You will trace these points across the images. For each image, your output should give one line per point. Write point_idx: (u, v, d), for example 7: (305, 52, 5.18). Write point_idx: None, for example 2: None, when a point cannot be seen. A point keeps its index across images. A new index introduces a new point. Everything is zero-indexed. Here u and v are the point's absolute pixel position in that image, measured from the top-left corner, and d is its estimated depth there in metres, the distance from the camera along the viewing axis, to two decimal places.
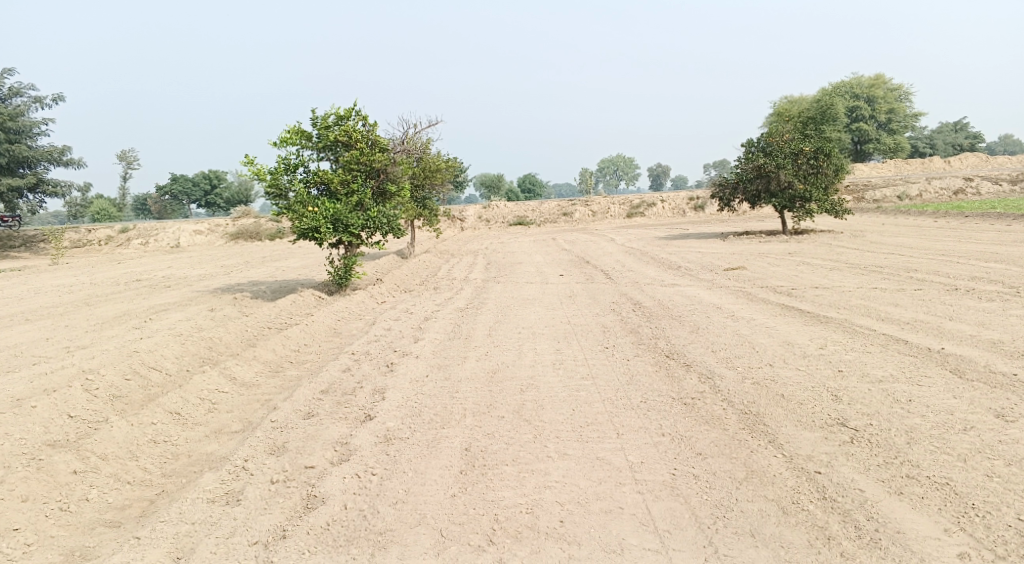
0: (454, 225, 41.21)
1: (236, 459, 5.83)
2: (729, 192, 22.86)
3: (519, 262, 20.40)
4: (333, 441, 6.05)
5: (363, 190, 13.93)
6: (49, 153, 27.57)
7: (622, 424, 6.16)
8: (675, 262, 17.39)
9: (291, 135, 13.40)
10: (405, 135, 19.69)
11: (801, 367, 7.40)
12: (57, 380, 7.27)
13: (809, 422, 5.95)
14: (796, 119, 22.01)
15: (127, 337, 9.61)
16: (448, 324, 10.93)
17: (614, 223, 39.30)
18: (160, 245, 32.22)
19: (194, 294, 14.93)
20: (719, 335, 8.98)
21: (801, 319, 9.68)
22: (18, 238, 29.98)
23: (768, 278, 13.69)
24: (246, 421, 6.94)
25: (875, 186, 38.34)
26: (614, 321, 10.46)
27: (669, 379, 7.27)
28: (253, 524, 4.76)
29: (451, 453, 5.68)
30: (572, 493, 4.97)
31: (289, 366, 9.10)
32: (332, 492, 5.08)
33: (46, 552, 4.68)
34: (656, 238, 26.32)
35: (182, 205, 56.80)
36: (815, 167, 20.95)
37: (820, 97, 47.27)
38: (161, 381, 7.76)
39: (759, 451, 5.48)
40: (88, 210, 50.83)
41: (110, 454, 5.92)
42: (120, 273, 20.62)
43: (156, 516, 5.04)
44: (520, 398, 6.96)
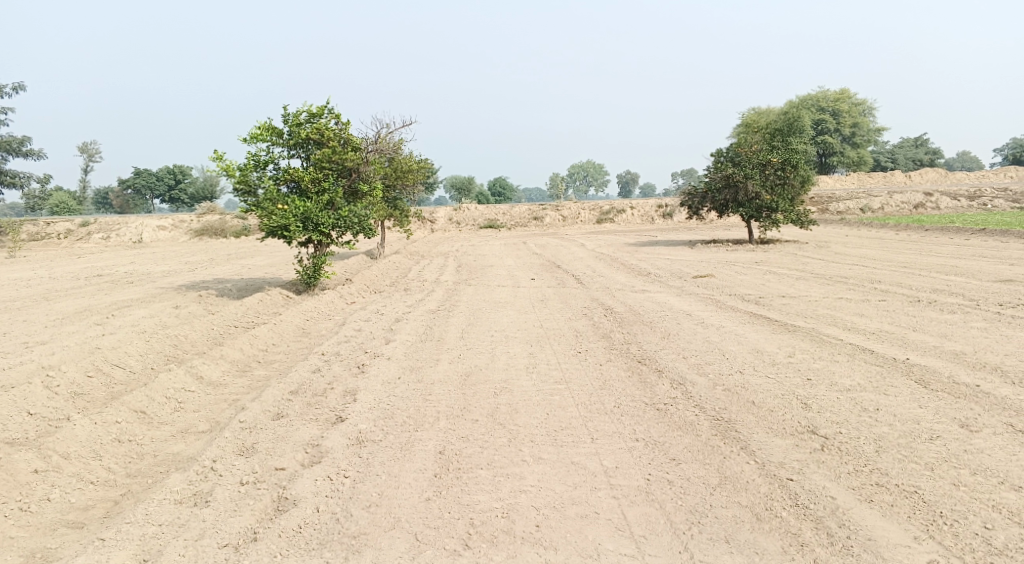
0: (424, 227, 40.98)
1: (204, 460, 5.68)
2: (697, 200, 23.11)
3: (491, 265, 20.32)
4: (304, 443, 5.93)
5: (335, 189, 13.75)
6: (7, 143, 26.65)
7: (596, 428, 6.17)
8: (646, 269, 17.55)
9: (261, 131, 13.16)
10: (378, 134, 19.51)
11: (770, 375, 7.51)
12: (15, 376, 7.01)
13: (780, 429, 6.03)
14: (764, 130, 22.37)
15: (89, 333, 9.32)
16: (420, 326, 10.83)
17: (584, 228, 39.48)
18: (122, 240, 31.39)
19: (158, 291, 14.56)
20: (690, 342, 9.08)
21: (770, 327, 9.83)
22: None
23: (736, 286, 13.89)
24: (214, 421, 6.78)
25: (840, 198, 39.29)
26: (586, 326, 10.49)
27: (642, 385, 7.31)
28: (223, 526, 4.63)
29: (425, 456, 5.61)
30: (548, 497, 4.95)
31: (257, 365, 8.92)
32: (304, 494, 4.98)
33: (5, 554, 4.49)
34: (626, 245, 26.52)
35: (145, 200, 55.44)
36: (782, 178, 21.37)
37: (787, 109, 48.20)
38: (125, 378, 7.53)
39: (733, 457, 5.54)
40: (45, 202, 49.41)
41: (72, 453, 5.72)
42: (79, 267, 20.01)
43: (121, 517, 4.88)
44: (494, 402, 6.93)
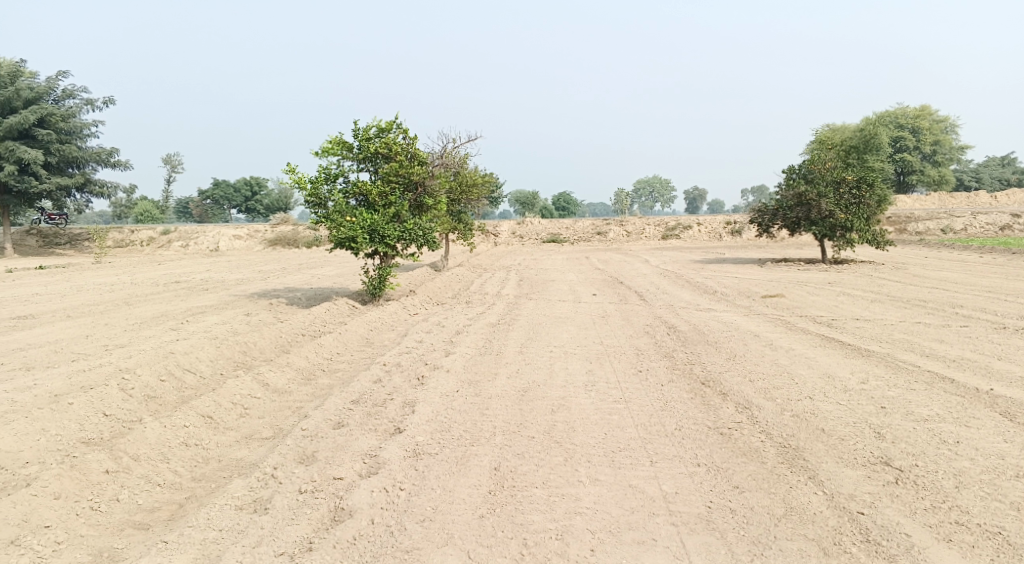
0: (488, 240, 41.32)
1: (266, 466, 5.83)
2: (768, 218, 22.38)
3: (553, 279, 20.25)
4: (362, 453, 6.00)
5: (401, 202, 14.01)
6: (97, 155, 28.42)
7: (656, 451, 6.00)
8: (712, 287, 17.11)
9: (333, 145, 13.59)
10: (444, 149, 19.80)
11: (841, 402, 7.13)
12: (94, 378, 7.38)
13: (850, 459, 5.71)
14: (839, 146, 21.51)
15: (165, 337, 9.76)
16: (480, 339, 10.85)
17: (648, 244, 38.86)
18: (200, 248, 32.97)
19: (231, 298, 15.18)
20: (757, 364, 8.75)
21: (842, 351, 9.37)
22: (65, 236, 30.97)
23: (807, 308, 13.35)
24: (278, 428, 6.96)
25: (918, 218, 37.39)
26: (649, 344, 10.28)
27: (705, 407, 7.08)
28: (280, 534, 4.72)
29: (480, 472, 5.58)
30: (604, 521, 4.82)
31: (321, 374, 9.12)
32: (359, 505, 5.02)
33: (75, 551, 4.71)
34: (692, 261, 26.00)
35: (223, 210, 58.16)
36: (857, 197, 20.51)
37: (862, 125, 46.32)
38: (195, 383, 7.85)
39: (799, 486, 5.27)
40: (132, 210, 52.60)
41: (142, 455, 5.97)
42: (160, 274, 21.10)
43: (184, 521, 5.04)
44: (551, 419, 6.85)
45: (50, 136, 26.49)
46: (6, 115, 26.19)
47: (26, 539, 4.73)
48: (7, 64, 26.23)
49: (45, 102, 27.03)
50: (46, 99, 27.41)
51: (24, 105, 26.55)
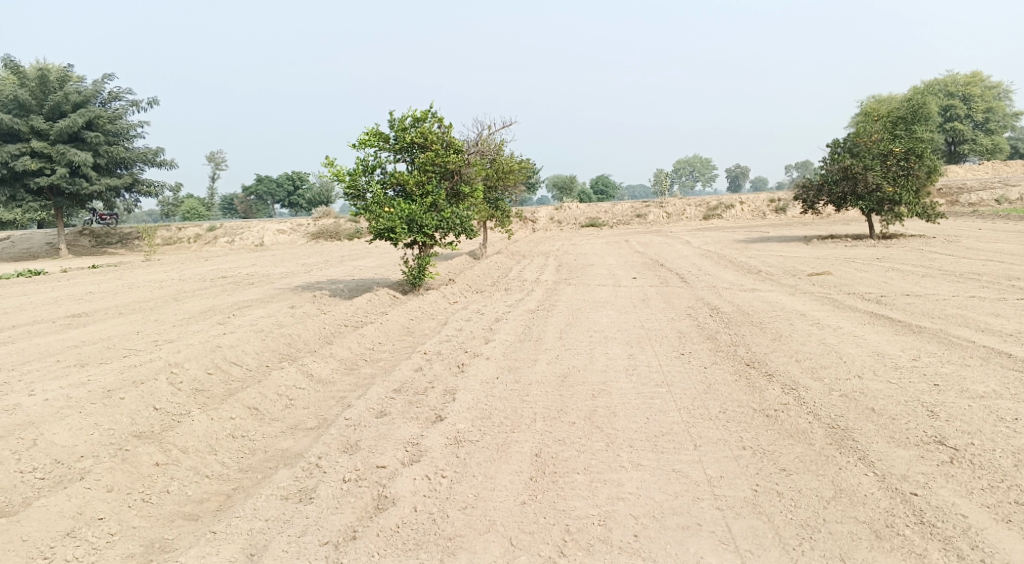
0: (526, 226, 41.21)
1: (310, 456, 5.94)
2: (813, 194, 21.71)
3: (592, 264, 20.09)
4: (404, 441, 6.06)
5: (438, 191, 14.04)
6: (143, 155, 29.24)
7: (699, 435, 5.89)
8: (756, 267, 16.72)
9: (369, 137, 13.67)
10: (479, 136, 19.75)
11: (892, 380, 6.88)
12: (145, 372, 7.63)
13: (902, 439, 5.51)
14: (885, 117, 20.67)
15: (212, 331, 10.02)
16: (519, 326, 10.83)
17: (689, 225, 38.20)
18: (246, 243, 33.74)
19: (275, 291, 15.49)
20: (803, 343, 8.52)
21: (892, 328, 9.04)
22: (116, 235, 32.04)
23: (854, 284, 12.93)
24: (322, 418, 7.08)
25: (972, 188, 35.83)
26: (691, 326, 10.10)
27: (749, 389, 6.92)
28: (325, 523, 4.80)
29: (521, 459, 5.56)
30: (647, 506, 4.76)
31: (363, 364, 9.24)
32: (402, 493, 5.07)
33: (128, 543, 4.89)
34: (734, 241, 25.45)
35: (267, 205, 59.39)
36: (906, 168, 19.69)
37: (910, 95, 44.55)
38: (242, 376, 8.04)
39: (849, 468, 5.11)
40: (179, 209, 54.11)
41: (190, 448, 6.14)
42: (207, 270, 21.66)
43: (232, 511, 5.18)
44: (591, 404, 6.79)
45: (98, 138, 27.33)
46: (57, 119, 27.13)
47: (81, 531, 4.92)
48: (55, 69, 27.11)
49: (92, 106, 27.90)
50: (93, 102, 28.27)
51: (72, 108, 27.44)
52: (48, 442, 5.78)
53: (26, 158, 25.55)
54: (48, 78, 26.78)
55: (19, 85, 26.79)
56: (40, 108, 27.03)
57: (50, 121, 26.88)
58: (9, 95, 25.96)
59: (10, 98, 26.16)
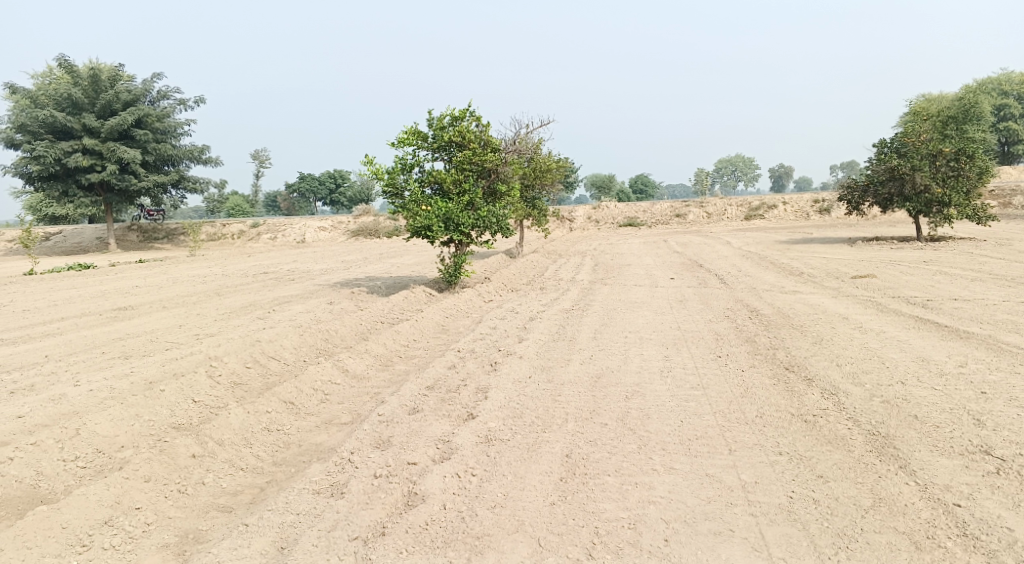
0: (564, 225, 41.06)
1: (343, 451, 6.00)
2: (858, 195, 21.08)
3: (629, 264, 19.89)
4: (435, 438, 6.08)
5: (475, 189, 14.06)
6: (190, 152, 30.03)
7: (735, 439, 5.76)
8: (797, 269, 16.30)
9: (408, 135, 13.78)
10: (517, 135, 19.72)
11: (937, 387, 6.63)
12: (186, 365, 7.82)
13: (946, 448, 5.30)
14: (934, 116, 20.02)
15: (252, 326, 10.22)
16: (554, 325, 10.78)
17: (729, 226, 37.51)
18: (287, 240, 34.39)
19: (314, 287, 15.74)
20: (845, 347, 8.27)
21: (938, 334, 8.72)
22: (163, 231, 33.00)
23: (900, 288, 12.52)
24: (356, 413, 7.15)
25: None
26: (728, 328, 9.90)
27: (788, 394, 6.74)
28: (354, 518, 4.84)
29: (551, 459, 5.53)
30: (678, 510, 4.68)
31: (398, 360, 9.31)
32: (432, 490, 5.08)
33: (163, 533, 5.02)
34: (776, 242, 24.92)
35: (309, 203, 60.51)
36: (956, 169, 19.11)
37: (963, 93, 43.02)
38: (279, 370, 8.18)
39: (889, 476, 4.94)
40: (224, 205, 55.47)
41: (226, 440, 6.28)
42: (249, 265, 22.14)
43: (264, 504, 5.27)
44: (624, 406, 6.71)
45: (146, 136, 28.15)
46: (108, 117, 28.07)
47: (119, 520, 5.08)
48: (107, 69, 28.04)
49: (141, 104, 28.76)
50: (143, 101, 29.15)
51: (123, 107, 28.34)
52: (90, 431, 5.97)
53: (78, 155, 26.50)
54: (100, 78, 27.71)
55: (73, 85, 27.80)
56: (92, 107, 28.00)
57: (101, 119, 27.82)
58: (63, 93, 26.96)
59: (64, 97, 27.16)
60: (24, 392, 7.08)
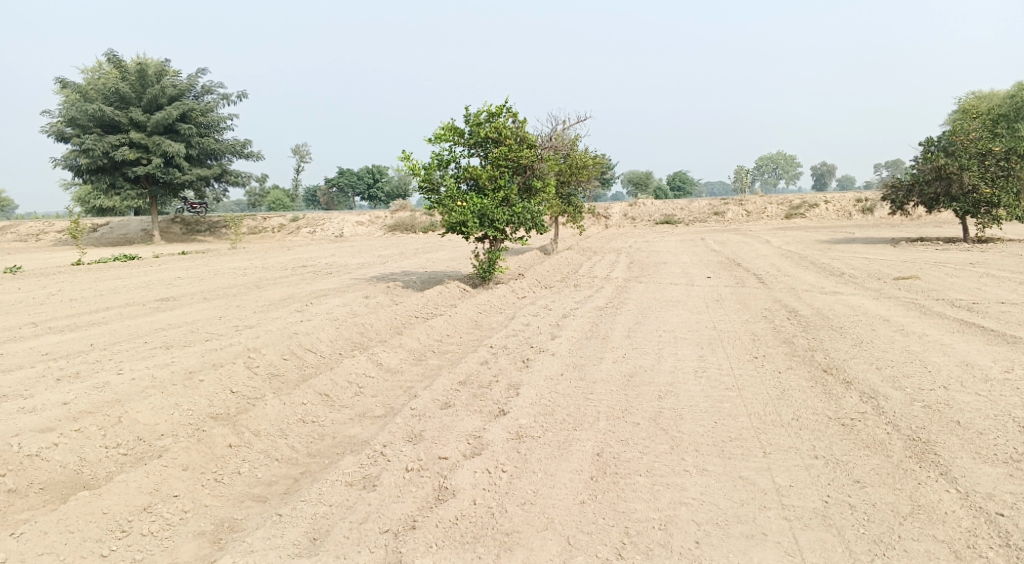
0: (599, 222, 40.85)
1: (375, 444, 6.07)
2: (902, 194, 20.45)
3: (665, 262, 19.68)
4: (467, 433, 6.11)
5: (510, 186, 14.07)
6: (232, 146, 30.69)
7: (769, 442, 5.66)
8: (838, 269, 15.90)
9: (444, 132, 13.85)
10: (553, 131, 19.66)
11: (982, 393, 6.40)
12: (225, 356, 8.01)
13: (990, 455, 5.12)
14: (984, 115, 19.34)
15: (289, 319, 10.42)
16: (587, 323, 10.73)
17: (769, 225, 36.73)
18: (326, 233, 34.97)
19: (351, 281, 15.96)
20: (886, 350, 8.05)
21: (984, 337, 8.43)
22: (206, 223, 33.84)
23: (945, 290, 12.13)
24: (389, 407, 7.24)
25: None
26: (765, 329, 9.73)
27: (826, 396, 6.59)
28: (386, 511, 4.90)
29: (582, 457, 5.51)
30: (710, 512, 4.61)
31: (431, 355, 9.38)
32: (462, 485, 5.11)
33: (200, 520, 5.17)
34: (818, 242, 24.35)
35: (347, 198, 61.37)
36: (1006, 169, 18.46)
37: (1018, 90, 41.38)
38: (315, 362, 8.33)
39: (929, 483, 4.79)
40: (265, 199, 56.72)
41: (262, 431, 6.42)
42: (288, 259, 22.55)
43: (298, 495, 5.38)
44: (657, 405, 6.65)
45: (191, 131, 28.85)
46: (154, 112, 28.87)
47: (157, 507, 5.24)
48: (154, 64, 28.82)
49: (186, 99, 29.50)
50: (187, 96, 29.91)
51: (168, 102, 29.08)
52: (131, 420, 6.16)
53: (125, 149, 27.34)
54: (147, 73, 28.51)
55: (121, 80, 28.64)
56: (139, 101, 28.85)
57: (148, 114, 28.63)
58: (112, 89, 27.83)
59: (113, 92, 28.02)
60: (70, 379, 7.34)
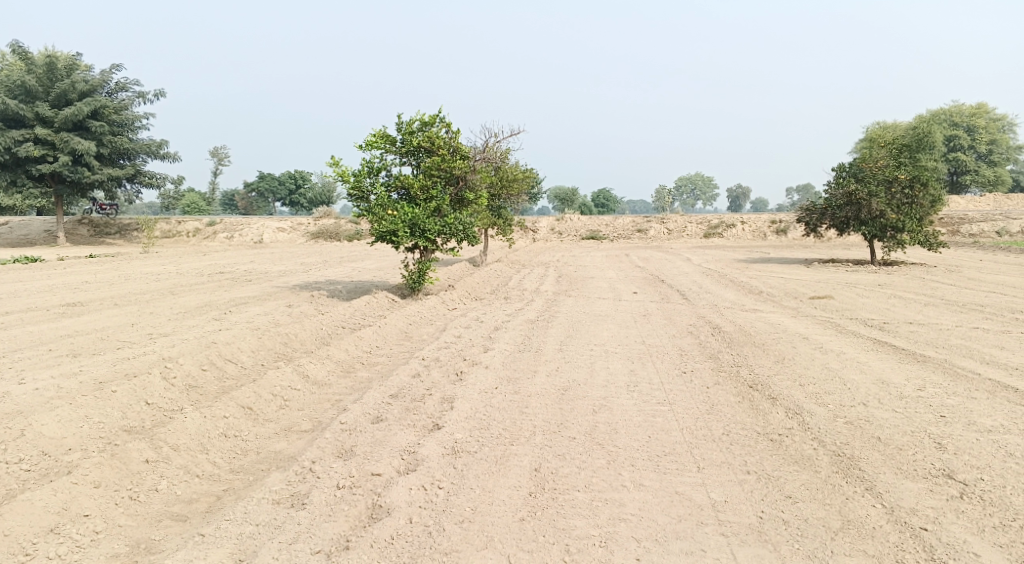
0: (527, 236, 41.15)
1: (304, 460, 5.78)
2: (816, 217, 21.55)
3: (593, 277, 19.95)
4: (401, 449, 5.90)
5: (442, 196, 13.90)
6: (147, 147, 29.09)
7: (702, 457, 5.75)
8: (757, 287, 16.58)
9: (376, 139, 13.58)
10: (486, 144, 19.67)
11: (898, 410, 6.74)
12: (138, 365, 7.47)
13: (910, 471, 5.38)
14: (891, 144, 20.62)
15: (207, 327, 9.87)
16: (519, 336, 10.69)
17: (689, 243, 37.97)
18: (245, 239, 33.64)
19: (273, 289, 15.32)
20: (807, 367, 8.40)
21: (896, 356, 8.95)
22: (115, 226, 31.85)
23: (857, 310, 12.82)
24: (316, 421, 6.93)
25: (974, 218, 34.15)
26: (693, 344, 9.97)
27: (753, 412, 6.78)
28: (317, 531, 4.65)
29: (520, 473, 5.43)
30: (650, 529, 4.62)
31: (360, 367, 9.08)
32: (397, 503, 4.93)
33: (113, 542, 4.74)
34: (736, 260, 25.34)
35: (267, 203, 59.37)
36: (910, 197, 19.67)
37: (916, 124, 44.42)
38: (236, 374, 7.88)
39: (856, 498, 4.98)
40: (179, 202, 54.12)
41: (181, 445, 5.99)
42: (205, 265, 21.49)
43: (221, 514, 5.03)
44: (592, 419, 6.66)
45: (102, 128, 27.19)
46: (62, 107, 27.06)
47: (65, 527, 4.78)
48: (64, 57, 27.09)
49: (98, 95, 27.82)
50: (99, 92, 28.21)
51: (79, 97, 27.35)
52: (35, 433, 5.63)
53: (29, 144, 25.42)
54: (55, 66, 26.75)
55: (27, 73, 26.74)
56: (46, 96, 26.96)
57: (55, 109, 26.81)
58: (15, 80, 25.89)
59: (17, 84, 26.10)
60: None
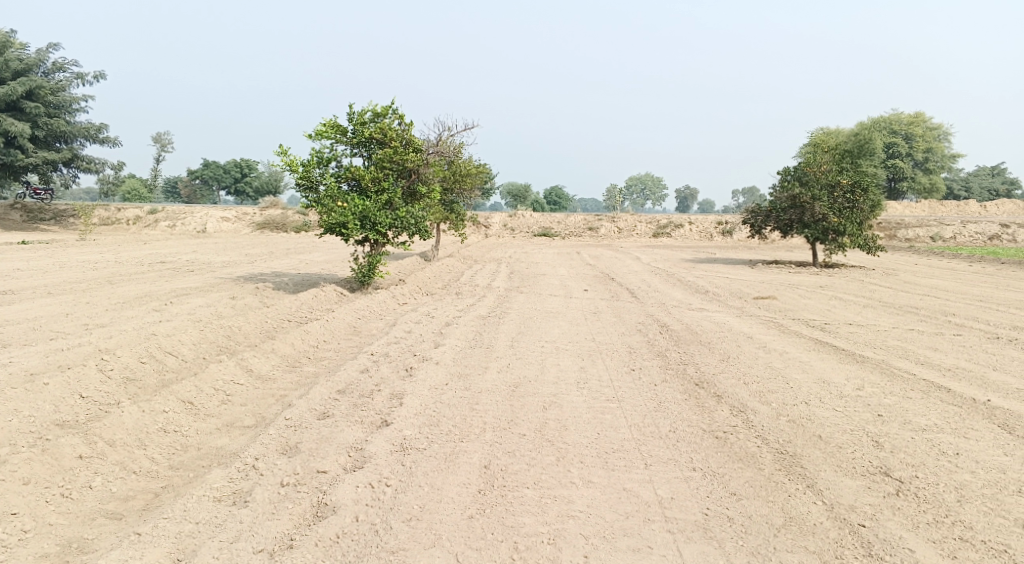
0: (479, 231, 41.08)
1: (247, 457, 5.61)
2: (761, 219, 22.12)
3: (544, 274, 20.03)
4: (347, 445, 5.78)
5: (394, 189, 13.70)
6: (86, 130, 27.78)
7: (649, 454, 5.82)
8: (704, 287, 16.94)
9: (326, 128, 13.28)
10: (439, 138, 19.51)
11: (838, 409, 6.97)
12: (72, 357, 7.11)
13: (849, 468, 5.57)
14: (834, 150, 21.35)
15: (147, 318, 9.48)
16: (470, 332, 10.63)
17: (639, 242, 38.50)
18: (188, 229, 32.48)
19: (217, 280, 14.83)
20: (751, 366, 8.62)
21: (837, 356, 9.26)
22: (49, 211, 30.32)
23: (801, 311, 13.22)
24: (260, 416, 6.73)
25: (909, 224, 35.67)
26: (641, 342, 10.11)
27: (699, 409, 6.91)
28: (259, 529, 4.51)
29: (469, 470, 5.39)
30: (597, 526, 4.65)
31: (306, 361, 8.88)
32: (343, 501, 4.82)
33: (43, 541, 4.49)
34: (683, 260, 25.84)
35: (211, 191, 57.46)
36: (851, 201, 20.41)
37: (857, 130, 46.14)
38: (176, 367, 7.59)
39: (797, 495, 5.12)
40: (118, 188, 51.91)
41: (118, 440, 5.72)
42: (145, 254, 20.64)
43: (159, 512, 4.83)
44: (542, 416, 6.66)
45: (38, 110, 25.90)
46: None
47: None
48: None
49: (34, 75, 26.47)
50: (35, 72, 26.84)
51: (13, 77, 25.97)
52: None
53: None
54: None
55: None
56: None
57: None
58: None
59: None
60: None
